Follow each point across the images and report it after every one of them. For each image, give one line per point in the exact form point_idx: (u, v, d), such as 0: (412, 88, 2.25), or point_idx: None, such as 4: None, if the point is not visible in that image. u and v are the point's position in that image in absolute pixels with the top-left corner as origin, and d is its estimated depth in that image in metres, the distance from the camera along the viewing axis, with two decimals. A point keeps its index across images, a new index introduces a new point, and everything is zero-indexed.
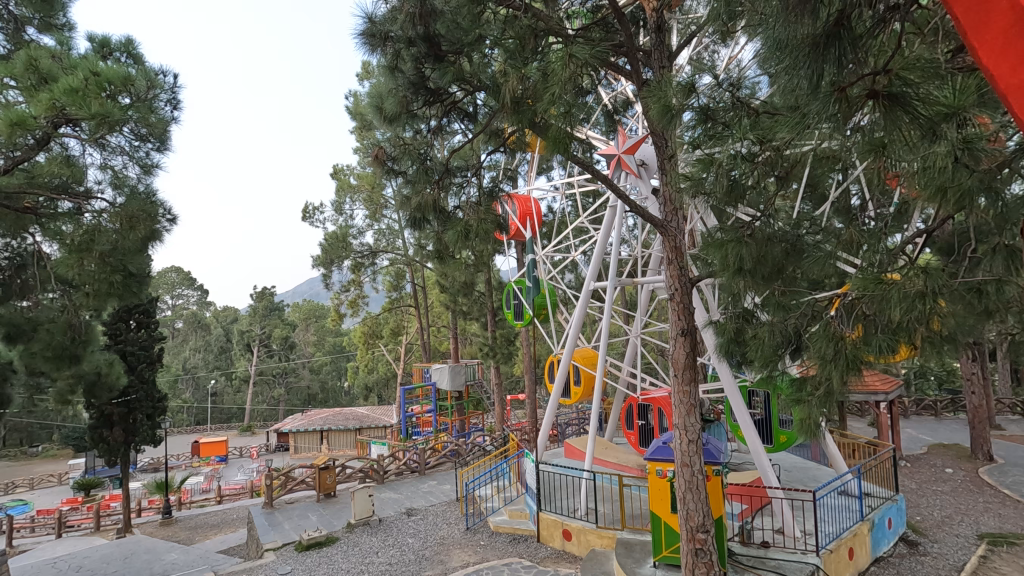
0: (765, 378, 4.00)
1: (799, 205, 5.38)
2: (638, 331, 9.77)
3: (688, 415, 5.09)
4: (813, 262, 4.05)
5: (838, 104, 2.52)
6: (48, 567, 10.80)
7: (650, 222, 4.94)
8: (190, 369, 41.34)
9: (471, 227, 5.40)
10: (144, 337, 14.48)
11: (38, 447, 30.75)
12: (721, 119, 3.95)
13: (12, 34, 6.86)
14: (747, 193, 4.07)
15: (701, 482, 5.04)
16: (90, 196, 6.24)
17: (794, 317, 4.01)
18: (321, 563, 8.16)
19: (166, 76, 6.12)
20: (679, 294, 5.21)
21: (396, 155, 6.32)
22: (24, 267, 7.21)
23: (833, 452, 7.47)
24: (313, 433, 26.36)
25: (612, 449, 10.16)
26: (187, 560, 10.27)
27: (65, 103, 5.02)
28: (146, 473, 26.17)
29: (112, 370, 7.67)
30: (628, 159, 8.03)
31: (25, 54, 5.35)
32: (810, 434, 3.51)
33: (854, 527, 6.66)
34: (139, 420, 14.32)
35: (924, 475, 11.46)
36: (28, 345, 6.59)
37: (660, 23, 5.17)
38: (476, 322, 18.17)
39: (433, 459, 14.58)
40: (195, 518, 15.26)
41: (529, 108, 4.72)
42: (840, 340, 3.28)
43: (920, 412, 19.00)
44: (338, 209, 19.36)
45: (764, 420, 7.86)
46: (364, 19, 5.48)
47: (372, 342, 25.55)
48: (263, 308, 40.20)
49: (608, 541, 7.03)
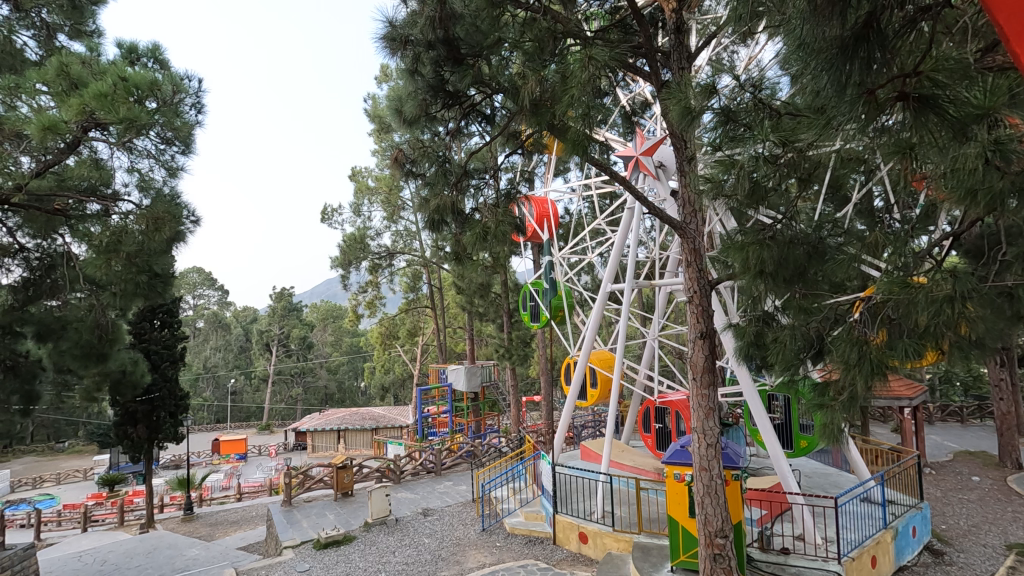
0: (787, 383, 3.93)
1: (820, 207, 5.31)
2: (656, 333, 9.66)
3: (706, 419, 5.03)
4: (836, 265, 4.00)
5: (866, 106, 2.48)
6: (74, 560, 11.06)
7: (670, 224, 4.90)
8: (211, 368, 42.06)
9: (489, 229, 5.44)
10: (167, 336, 14.78)
11: (65, 443, 31.57)
12: (743, 121, 3.91)
13: (45, 41, 7.06)
14: (769, 195, 4.03)
15: (720, 486, 4.98)
16: (117, 198, 6.41)
17: (816, 322, 3.96)
18: (338, 562, 8.24)
19: (191, 80, 6.28)
20: (698, 296, 5.16)
21: (414, 157, 6.42)
22: (54, 267, 7.26)
23: (855, 458, 7.36)
24: (331, 433, 26.77)
25: (628, 453, 10.10)
26: (208, 556, 10.45)
27: (95, 108, 5.16)
28: (167, 470, 26.70)
29: (136, 368, 7.86)
30: (646, 160, 8.03)
31: (57, 61, 5.51)
32: (832, 439, 3.41)
33: (876, 535, 6.52)
34: (163, 417, 14.63)
35: (949, 483, 11.20)
36: (58, 342, 6.87)
37: (680, 24, 5.13)
38: (492, 324, 18.18)
39: (449, 459, 14.62)
40: (216, 515, 15.52)
41: (547, 110, 4.74)
42: (864, 344, 3.21)
43: (945, 418, 18.61)
44: (356, 210, 19.54)
45: (785, 425, 7.76)
46: (385, 23, 5.55)
47: (389, 343, 25.71)
48: (282, 309, 40.88)
49: (625, 545, 7.00)
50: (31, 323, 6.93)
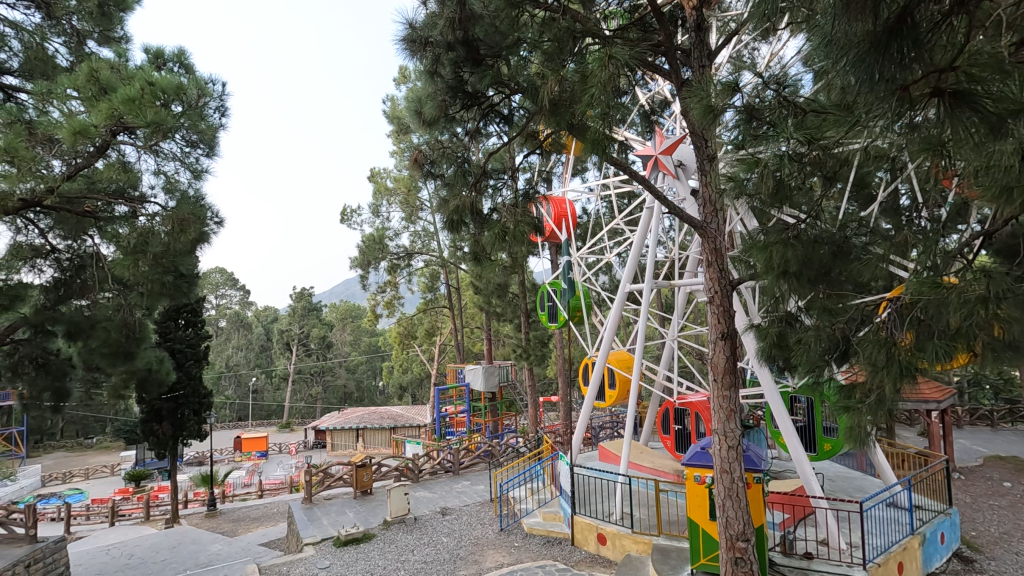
0: (812, 385, 3.85)
1: (845, 205, 5.20)
2: (675, 333, 9.54)
3: (728, 420, 4.96)
4: (863, 265, 3.93)
5: (899, 104, 2.43)
6: (102, 553, 11.33)
7: (690, 224, 4.84)
8: (233, 367, 42.79)
9: (507, 229, 5.44)
10: (191, 335, 15.04)
11: (93, 439, 32.40)
12: (766, 119, 3.85)
13: (75, 48, 7.26)
14: (792, 194, 3.96)
15: (741, 489, 4.91)
16: (144, 200, 6.57)
17: (841, 322, 3.87)
18: (358, 559, 8.30)
19: (215, 84, 6.41)
20: (719, 297, 5.08)
21: (434, 158, 6.45)
22: (83, 267, 7.45)
23: (880, 462, 7.21)
24: (350, 431, 27.04)
25: (647, 454, 10.02)
26: (230, 552, 10.62)
27: (123, 112, 5.29)
28: (191, 466, 27.23)
29: (162, 366, 8.02)
30: (665, 159, 7.93)
31: (86, 66, 5.64)
32: (858, 443, 3.33)
33: (903, 541, 6.38)
34: (187, 414, 14.91)
35: (980, 488, 10.90)
36: (88, 341, 7.06)
37: (700, 21, 5.08)
38: (509, 324, 18.18)
39: (467, 459, 14.65)
40: (238, 511, 15.76)
41: (567, 110, 4.70)
42: (892, 346, 3.14)
43: (975, 422, 18.22)
44: (375, 211, 19.67)
45: (807, 428, 7.63)
46: (405, 25, 5.57)
47: (407, 342, 25.86)
48: (301, 309, 41.44)
49: (645, 547, 6.95)
50: (62, 322, 7.10)
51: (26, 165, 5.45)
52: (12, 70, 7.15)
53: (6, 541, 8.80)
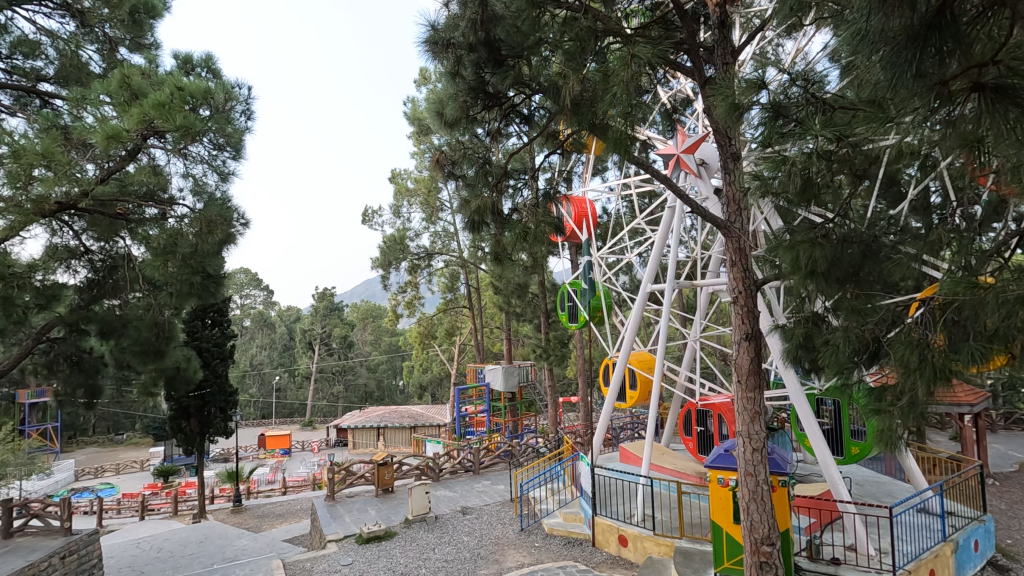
0: (839, 387, 3.76)
1: (874, 204, 5.09)
2: (698, 333, 9.41)
3: (752, 423, 4.88)
4: (893, 265, 3.84)
5: (940, 100, 2.39)
6: (133, 547, 11.62)
7: (714, 223, 4.76)
8: (257, 365, 43.57)
9: (529, 229, 5.45)
10: (218, 334, 15.34)
11: (123, 435, 33.26)
12: (793, 116, 3.77)
13: (107, 55, 7.50)
14: (820, 194, 3.88)
15: (766, 493, 4.84)
16: (173, 202, 6.74)
17: (872, 324, 3.70)
18: (380, 557, 8.38)
19: (241, 88, 6.54)
20: (743, 297, 5.00)
21: (455, 158, 6.45)
22: (115, 268, 7.65)
23: (911, 467, 7.03)
24: (371, 430, 27.29)
25: (669, 456, 9.90)
26: (255, 547, 10.81)
27: (154, 116, 5.42)
28: (216, 463, 27.81)
29: (190, 364, 8.21)
30: (687, 158, 7.86)
31: (119, 72, 5.82)
32: (888, 447, 3.24)
33: (935, 548, 6.22)
34: (213, 412, 15.24)
35: (1016, 495, 10.55)
36: (120, 339, 7.30)
37: (724, 18, 5.01)
38: (529, 324, 18.15)
39: (487, 459, 14.68)
40: (262, 508, 16.03)
41: (589, 110, 4.66)
42: (925, 347, 3.05)
43: (1009, 427, 17.69)
44: (396, 212, 19.82)
45: (834, 430, 7.48)
46: (426, 27, 5.62)
47: (427, 342, 26.01)
48: (323, 309, 41.90)
49: (667, 549, 6.90)
50: (95, 322, 7.30)
51: (62, 168, 5.59)
52: (48, 77, 7.39)
53: (43, 533, 9.07)
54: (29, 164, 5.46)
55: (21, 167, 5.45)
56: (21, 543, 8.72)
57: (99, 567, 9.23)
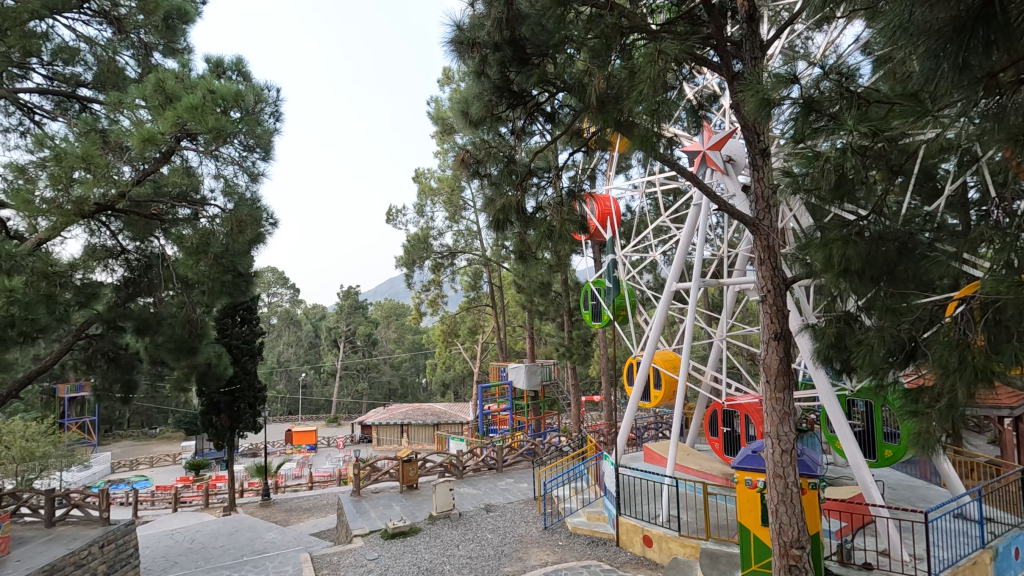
0: (874, 388, 3.64)
1: (908, 200, 4.94)
2: (725, 332, 9.25)
3: (781, 424, 4.78)
4: (930, 263, 3.71)
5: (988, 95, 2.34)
6: (167, 537, 11.99)
7: (743, 220, 4.67)
8: (284, 362, 44.47)
9: (554, 228, 5.44)
10: (247, 331, 15.70)
11: (157, 430, 34.35)
12: (826, 111, 3.66)
13: (143, 60, 7.74)
14: (855, 191, 3.78)
15: (796, 495, 4.74)
16: (205, 202, 6.95)
17: (907, 323, 3.60)
18: (405, 552, 8.49)
19: (270, 90, 6.71)
20: (772, 296, 4.90)
21: (480, 157, 6.44)
22: (150, 267, 7.89)
23: (947, 471, 6.81)
24: (394, 427, 27.61)
25: (694, 457, 9.77)
26: (284, 540, 11.03)
27: (187, 119, 5.56)
28: (245, 457, 28.52)
29: (220, 361, 8.45)
30: (713, 155, 7.73)
31: (154, 77, 5.96)
32: (925, 450, 3.13)
33: (973, 555, 6.01)
34: (243, 408, 15.58)
35: None
36: (155, 336, 7.55)
37: (752, 11, 4.91)
38: (552, 322, 18.09)
39: (510, 457, 14.72)
40: (290, 502, 16.35)
41: (614, 108, 4.62)
42: (966, 349, 2.95)
43: None
44: (419, 211, 19.98)
45: (866, 433, 7.29)
46: (452, 27, 5.65)
47: (450, 340, 26.17)
48: (348, 307, 42.39)
49: (692, 551, 6.84)
50: (131, 319, 7.55)
51: (100, 171, 5.77)
52: (87, 82, 7.70)
53: (83, 522, 9.43)
54: (69, 167, 5.66)
55: (62, 169, 5.66)
56: (62, 532, 9.07)
57: (135, 556, 9.51)
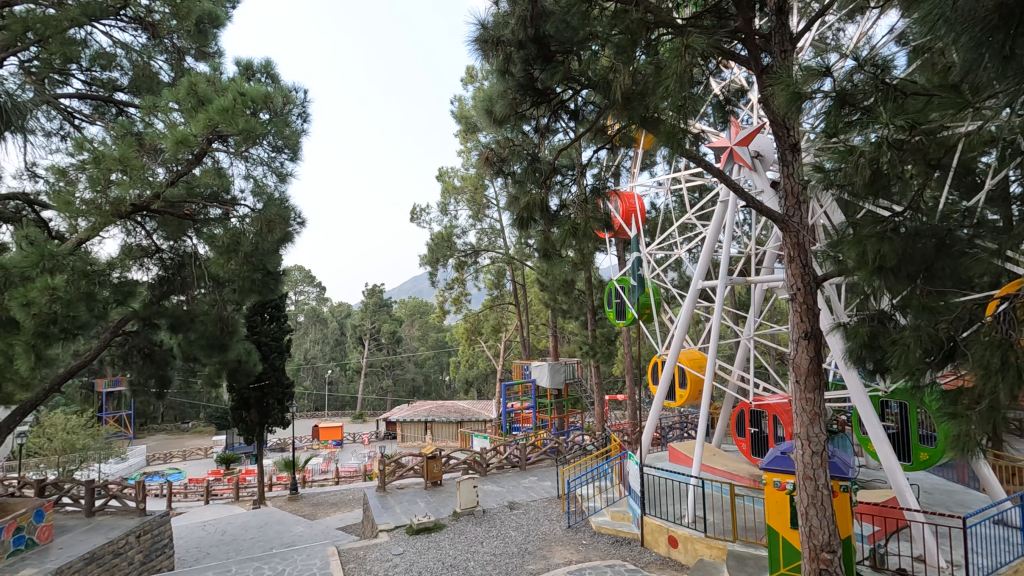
0: (910, 389, 3.52)
1: (946, 196, 4.78)
2: (753, 331, 9.07)
3: (812, 424, 4.68)
4: (968, 261, 3.59)
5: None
6: (199, 529, 12.36)
7: (771, 217, 4.56)
8: (310, 359, 45.21)
9: (578, 226, 5.41)
10: (275, 329, 15.98)
11: (189, 424, 35.35)
12: (860, 104, 3.56)
13: (176, 63, 7.94)
14: (889, 186, 3.67)
15: (827, 497, 4.63)
16: (236, 202, 7.11)
17: (946, 322, 3.48)
18: (429, 548, 8.57)
19: (298, 92, 6.85)
20: (803, 295, 4.78)
21: (504, 156, 6.45)
22: (183, 265, 8.10)
23: (987, 476, 6.57)
24: (418, 424, 27.88)
25: (720, 457, 9.63)
26: (311, 534, 11.26)
27: (219, 121, 5.69)
28: (274, 452, 29.14)
29: (250, 358, 8.68)
30: (741, 150, 7.59)
31: (187, 81, 6.10)
32: (965, 453, 3.02)
33: (1015, 562, 5.79)
34: (271, 403, 15.91)
35: None
36: (188, 333, 7.78)
37: (782, 3, 4.80)
38: (575, 321, 18.01)
39: (534, 455, 14.74)
40: (317, 496, 16.66)
41: (640, 104, 4.57)
42: (1009, 349, 2.84)
43: None
44: (443, 210, 20.10)
45: (901, 435, 7.09)
46: (476, 26, 5.67)
47: (474, 338, 26.25)
48: (373, 305, 42.81)
49: (719, 552, 6.74)
50: (166, 316, 7.78)
51: (137, 173, 5.94)
52: (123, 87, 7.97)
53: (120, 512, 9.77)
54: (107, 169, 5.85)
55: (101, 171, 5.85)
56: (102, 521, 9.42)
57: (170, 546, 9.82)
